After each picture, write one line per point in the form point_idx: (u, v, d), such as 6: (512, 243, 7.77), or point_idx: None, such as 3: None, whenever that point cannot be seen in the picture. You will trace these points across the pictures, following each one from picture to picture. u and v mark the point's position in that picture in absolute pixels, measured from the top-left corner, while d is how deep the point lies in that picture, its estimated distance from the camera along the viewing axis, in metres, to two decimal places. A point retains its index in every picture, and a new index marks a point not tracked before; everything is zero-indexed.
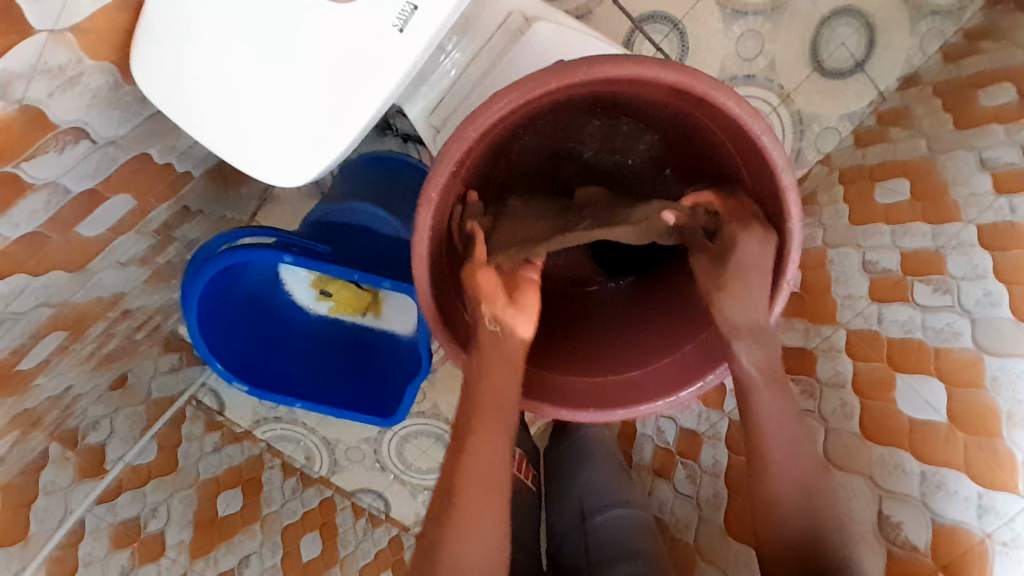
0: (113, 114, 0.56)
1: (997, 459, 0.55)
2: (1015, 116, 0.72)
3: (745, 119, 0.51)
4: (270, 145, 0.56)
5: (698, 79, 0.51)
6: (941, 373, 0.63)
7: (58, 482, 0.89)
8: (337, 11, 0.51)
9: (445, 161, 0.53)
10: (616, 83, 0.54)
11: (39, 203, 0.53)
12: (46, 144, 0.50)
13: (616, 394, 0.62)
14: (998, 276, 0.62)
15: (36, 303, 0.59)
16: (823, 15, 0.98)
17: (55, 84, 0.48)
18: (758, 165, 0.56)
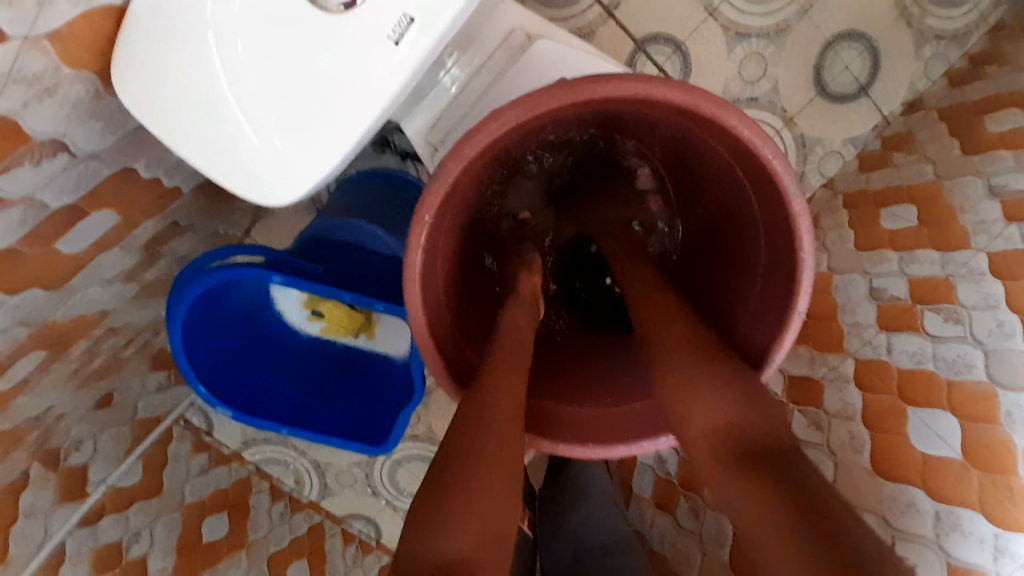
0: (95, 126, 0.54)
1: (1012, 497, 0.52)
2: (1019, 143, 0.70)
3: (755, 142, 0.50)
4: (259, 159, 0.54)
5: (705, 99, 0.49)
6: (954, 407, 0.60)
7: (37, 505, 0.86)
8: (333, 22, 0.49)
9: (442, 180, 0.51)
10: (621, 102, 0.53)
11: (14, 218, 0.50)
12: (21, 157, 0.48)
13: (617, 428, 0.58)
14: (1011, 306, 0.60)
15: (15, 321, 0.57)
16: (827, 39, 0.97)
17: (31, 94, 0.46)
18: (765, 187, 0.54)
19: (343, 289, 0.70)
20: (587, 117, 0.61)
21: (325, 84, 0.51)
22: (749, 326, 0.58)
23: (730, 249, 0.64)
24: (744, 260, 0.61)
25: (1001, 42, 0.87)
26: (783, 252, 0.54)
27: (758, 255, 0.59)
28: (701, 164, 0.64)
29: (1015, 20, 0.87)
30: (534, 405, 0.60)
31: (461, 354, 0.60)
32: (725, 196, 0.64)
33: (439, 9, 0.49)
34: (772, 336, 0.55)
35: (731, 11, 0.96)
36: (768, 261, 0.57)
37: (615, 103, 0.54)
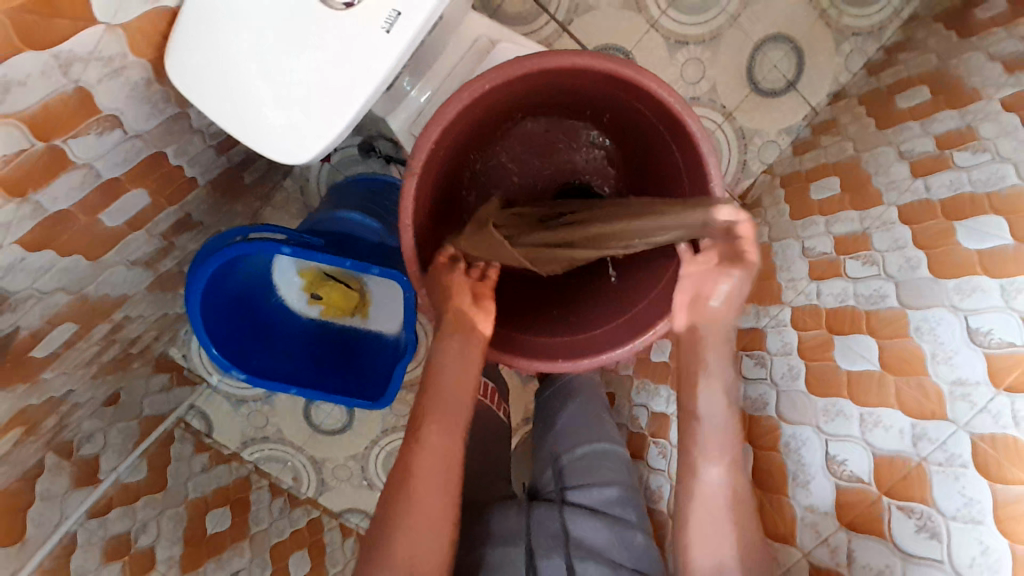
0: (144, 109, 0.62)
1: (925, 394, 0.62)
2: (927, 112, 0.84)
3: (665, 97, 0.62)
4: (281, 133, 0.63)
5: (629, 66, 0.62)
6: (873, 330, 0.71)
7: (52, 490, 0.90)
8: (337, 18, 0.60)
9: (426, 139, 0.63)
10: (560, 76, 0.65)
11: (74, 182, 0.58)
12: (88, 127, 0.56)
13: (584, 347, 0.71)
14: (917, 244, 0.72)
15: (58, 287, 0.65)
16: (756, 42, 1.11)
17: (105, 73, 0.55)
18: (683, 147, 0.66)
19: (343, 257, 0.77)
20: (543, 99, 0.73)
21: (330, 68, 0.61)
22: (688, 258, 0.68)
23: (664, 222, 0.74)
24: None
25: (915, 31, 1.02)
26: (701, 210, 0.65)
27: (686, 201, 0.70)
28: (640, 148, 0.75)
29: (924, 17, 1.03)
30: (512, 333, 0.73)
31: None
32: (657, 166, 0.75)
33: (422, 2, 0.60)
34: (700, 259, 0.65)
35: (670, 23, 1.10)
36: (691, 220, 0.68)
37: (562, 79, 0.67)
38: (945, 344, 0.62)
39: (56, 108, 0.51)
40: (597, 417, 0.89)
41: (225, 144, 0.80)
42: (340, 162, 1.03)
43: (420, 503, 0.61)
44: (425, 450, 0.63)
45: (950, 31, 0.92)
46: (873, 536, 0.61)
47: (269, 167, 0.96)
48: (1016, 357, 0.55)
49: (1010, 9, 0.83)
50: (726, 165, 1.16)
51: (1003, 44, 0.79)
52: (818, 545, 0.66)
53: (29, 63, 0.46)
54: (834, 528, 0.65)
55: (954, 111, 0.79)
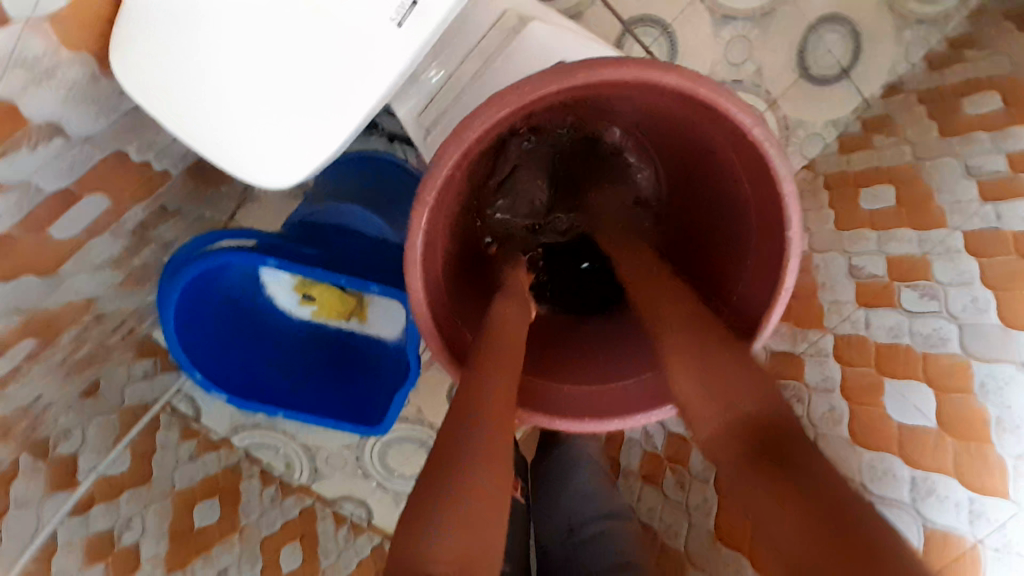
0: (89, 109, 0.54)
1: (989, 465, 0.55)
2: (999, 124, 0.73)
3: (745, 124, 0.51)
4: (258, 133, 0.55)
5: (703, 82, 0.50)
6: (930, 378, 0.63)
7: (28, 493, 0.85)
8: (335, 3, 0.51)
9: (441, 162, 0.51)
10: (618, 87, 0.53)
11: (9, 202, 0.50)
12: (18, 141, 0.48)
13: (614, 403, 0.61)
14: (986, 282, 0.63)
15: (6, 309, 0.57)
16: (810, 21, 0.99)
17: (30, 78, 0.47)
18: (758, 176, 0.56)
19: (336, 273, 0.70)
20: (590, 103, 0.63)
21: (328, 67, 0.53)
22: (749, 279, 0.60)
23: (715, 252, 0.66)
24: (732, 241, 0.63)
25: (985, 22, 0.90)
26: (769, 262, 0.57)
27: (747, 231, 0.61)
28: (700, 165, 0.66)
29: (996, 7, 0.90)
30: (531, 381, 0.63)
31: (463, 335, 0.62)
32: (713, 181, 0.65)
33: None
34: (763, 312, 0.57)
35: None
36: (756, 258, 0.59)
37: (612, 88, 0.54)
38: (1013, 412, 0.55)
39: None
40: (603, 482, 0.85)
41: None
42: None
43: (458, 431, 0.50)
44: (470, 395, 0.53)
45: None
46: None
47: None
48: None
49: None
50: None
51: None
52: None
53: None
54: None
55: None
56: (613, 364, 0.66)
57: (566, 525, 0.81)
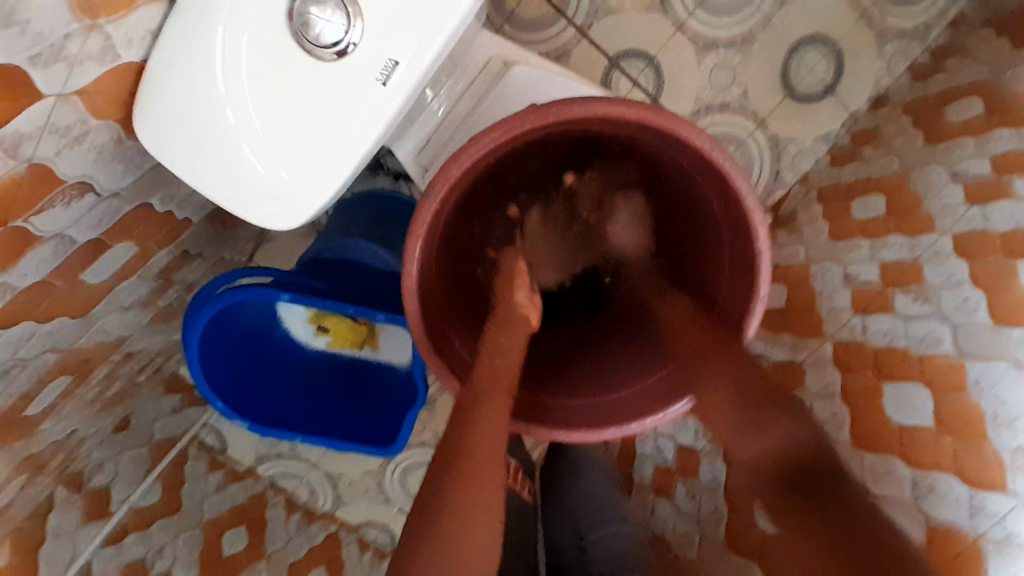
0: (118, 168, 0.59)
1: (985, 462, 0.55)
2: (981, 129, 0.75)
3: (708, 149, 0.54)
4: (261, 185, 0.59)
5: (662, 113, 0.53)
6: (927, 377, 0.64)
7: (64, 526, 0.89)
8: (328, 68, 0.55)
9: (430, 200, 0.56)
10: (586, 122, 0.57)
11: (47, 253, 0.55)
12: (53, 199, 0.52)
13: (613, 413, 0.63)
14: (976, 282, 0.65)
15: (43, 349, 0.61)
16: (791, 44, 1.01)
17: (63, 143, 0.51)
18: (725, 195, 0.58)
19: (346, 303, 0.74)
20: (568, 137, 0.66)
21: (323, 121, 0.57)
22: (729, 291, 0.63)
23: (700, 267, 0.69)
24: (711, 252, 0.66)
25: (962, 36, 0.92)
26: (743, 271, 0.59)
27: (723, 244, 0.63)
28: (680, 186, 0.69)
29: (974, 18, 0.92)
30: (531, 398, 0.65)
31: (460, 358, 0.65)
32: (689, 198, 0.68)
33: (419, 50, 0.55)
34: (739, 322, 0.60)
35: (699, 24, 1.01)
36: (733, 272, 0.62)
37: (583, 123, 0.58)
38: (1009, 407, 0.55)
39: (10, 189, 0.48)
40: (614, 493, 0.87)
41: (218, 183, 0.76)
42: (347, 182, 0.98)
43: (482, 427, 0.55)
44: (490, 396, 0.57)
45: (1002, 36, 0.82)
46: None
47: None
48: None
49: None
50: (757, 177, 1.08)
51: None
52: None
53: None
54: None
55: (1010, 131, 0.70)
56: (610, 374, 0.68)
57: (574, 529, 0.83)
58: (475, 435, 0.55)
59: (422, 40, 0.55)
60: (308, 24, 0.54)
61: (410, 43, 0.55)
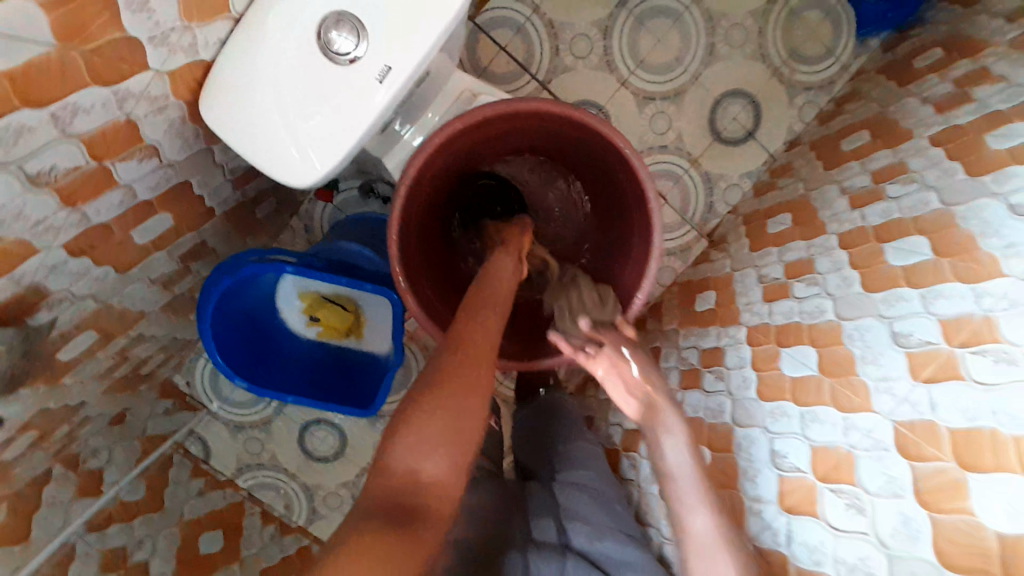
0: (180, 144, 0.65)
1: (854, 389, 0.67)
2: (865, 153, 0.96)
3: (611, 135, 0.74)
4: (301, 169, 0.63)
5: (577, 110, 0.73)
6: (814, 339, 0.78)
7: (58, 498, 0.95)
8: (343, 72, 0.61)
9: (411, 167, 0.73)
10: (519, 119, 0.77)
11: (116, 201, 0.60)
12: (132, 153, 0.58)
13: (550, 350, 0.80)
14: (854, 264, 0.80)
15: (87, 296, 0.66)
16: (716, 97, 1.22)
17: (150, 109, 0.57)
18: (627, 173, 0.77)
19: (340, 275, 0.87)
20: (508, 140, 0.85)
21: (342, 118, 0.62)
22: (637, 252, 0.80)
23: (619, 243, 0.86)
24: (625, 230, 0.84)
25: (860, 82, 1.15)
26: (644, 232, 0.77)
27: (631, 219, 0.82)
28: (600, 182, 0.87)
29: (871, 65, 1.16)
30: None
31: (425, 297, 0.79)
32: (606, 190, 0.87)
33: (409, 53, 0.60)
34: (643, 273, 0.77)
35: (639, 81, 1.21)
36: (639, 235, 0.79)
37: (524, 121, 0.78)
38: (871, 349, 0.68)
39: (111, 133, 0.54)
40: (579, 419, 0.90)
41: (241, 179, 0.85)
42: (342, 203, 1.13)
43: (469, 351, 0.59)
44: (474, 329, 0.62)
45: (891, 80, 1.05)
46: (808, 516, 0.65)
47: (280, 202, 1.05)
48: (933, 354, 0.61)
49: (943, 57, 0.94)
50: (695, 208, 1.25)
51: (934, 88, 0.90)
52: (762, 530, 0.69)
53: (92, 95, 0.49)
54: (775, 513, 0.68)
55: (889, 150, 0.90)
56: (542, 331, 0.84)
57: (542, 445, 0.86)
58: (454, 400, 0.53)
59: (415, 46, 0.60)
60: (326, 38, 0.60)
61: (403, 51, 0.60)
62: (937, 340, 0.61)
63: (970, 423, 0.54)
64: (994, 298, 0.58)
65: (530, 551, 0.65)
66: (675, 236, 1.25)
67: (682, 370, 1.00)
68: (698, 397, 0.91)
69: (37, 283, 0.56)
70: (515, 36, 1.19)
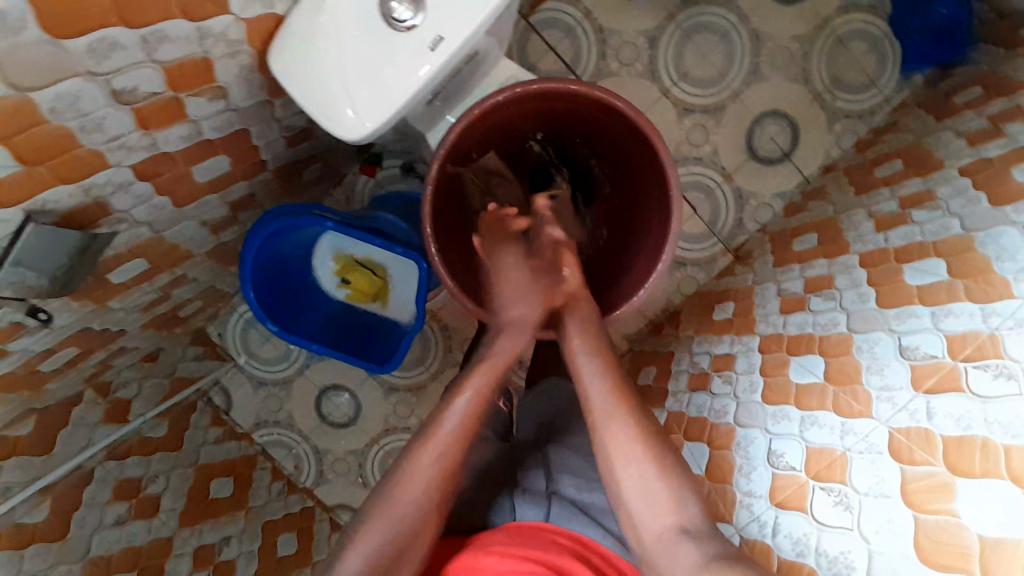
0: (246, 91, 0.71)
1: (856, 397, 0.68)
2: (897, 180, 0.96)
3: (640, 121, 0.79)
4: (346, 120, 0.68)
5: (612, 95, 0.79)
6: (822, 349, 0.79)
7: (87, 418, 1.03)
8: (398, 38, 0.65)
9: (452, 132, 0.79)
10: (556, 99, 0.83)
11: (184, 132, 0.66)
12: (204, 91, 0.64)
13: None
14: (871, 281, 0.81)
15: (144, 223, 0.73)
16: (756, 115, 1.24)
17: (226, 52, 0.63)
18: (654, 163, 0.82)
19: (374, 236, 0.92)
20: (543, 121, 0.91)
21: (390, 79, 0.66)
22: (656, 235, 0.84)
23: (639, 229, 0.91)
24: (645, 216, 0.89)
25: (901, 114, 1.16)
26: (663, 215, 0.82)
27: (652, 205, 0.87)
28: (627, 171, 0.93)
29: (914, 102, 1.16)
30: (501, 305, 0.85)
31: (451, 258, 0.84)
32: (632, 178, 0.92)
33: (461, 27, 0.64)
34: (658, 254, 0.82)
35: (681, 93, 1.25)
36: (659, 220, 0.84)
37: (561, 101, 0.84)
38: (876, 360, 0.69)
39: (189, 67, 0.60)
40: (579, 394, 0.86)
41: (294, 139, 0.91)
42: (383, 178, 1.18)
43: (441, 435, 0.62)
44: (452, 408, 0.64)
45: (932, 112, 1.06)
46: (797, 511, 0.67)
47: (326, 169, 1.11)
48: (936, 366, 0.62)
49: (981, 96, 0.94)
50: (724, 222, 1.27)
51: (971, 121, 0.91)
52: (751, 522, 0.72)
53: (179, 27, 0.55)
54: (765, 506, 0.70)
55: (919, 178, 0.91)
56: None
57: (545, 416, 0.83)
58: (407, 549, 0.57)
59: (466, 21, 0.64)
60: (388, 5, 0.64)
61: (455, 24, 0.64)
62: (941, 355, 0.62)
63: (964, 431, 0.56)
64: (1001, 318, 0.59)
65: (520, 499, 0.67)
66: (700, 247, 1.27)
67: (691, 373, 1.02)
68: (705, 398, 0.93)
69: (103, 196, 0.62)
70: (564, 38, 1.24)
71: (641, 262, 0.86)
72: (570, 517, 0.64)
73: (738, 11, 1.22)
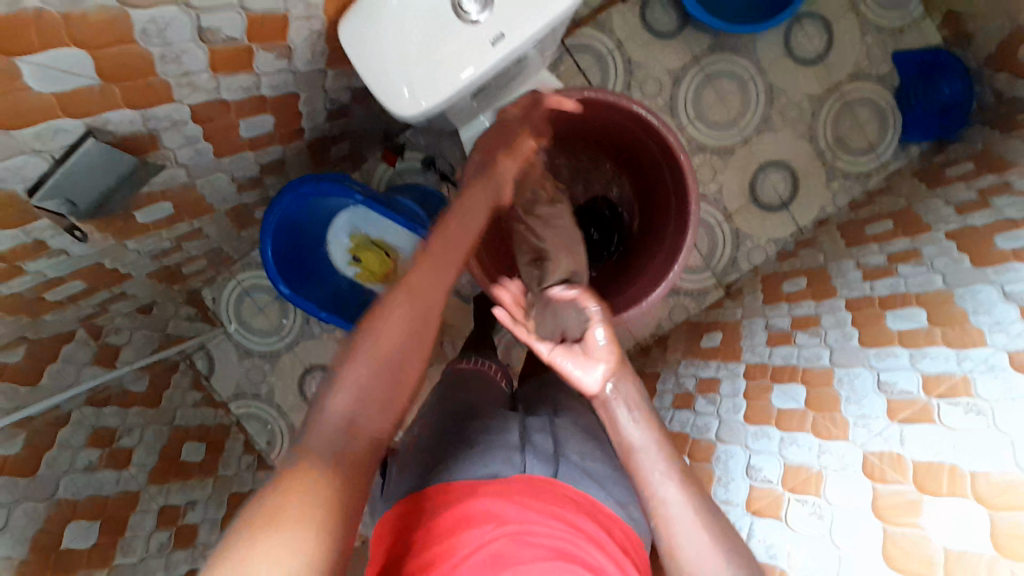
0: (307, 57, 0.75)
1: (833, 422, 0.73)
2: (885, 238, 1.03)
3: (671, 138, 0.87)
4: (399, 94, 0.72)
5: (649, 112, 0.87)
6: (805, 377, 0.84)
7: (75, 357, 1.02)
8: (462, 29, 0.70)
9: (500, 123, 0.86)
10: (597, 110, 0.91)
11: (246, 83, 0.69)
12: (273, 48, 0.68)
13: None
14: (855, 322, 0.87)
15: (184, 167, 0.75)
16: (762, 162, 1.32)
17: (302, 15, 0.67)
18: (678, 178, 0.90)
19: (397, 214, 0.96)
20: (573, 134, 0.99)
21: (448, 63, 0.71)
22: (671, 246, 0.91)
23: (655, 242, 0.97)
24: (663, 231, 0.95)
25: (896, 181, 1.25)
26: (681, 228, 0.89)
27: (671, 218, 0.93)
28: (653, 191, 1.00)
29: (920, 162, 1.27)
30: None
31: None
32: (656, 197, 0.99)
33: (523, 28, 0.69)
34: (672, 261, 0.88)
35: (694, 131, 1.32)
36: (676, 231, 0.90)
37: (602, 112, 0.92)
38: (856, 392, 0.74)
39: (269, 23, 0.64)
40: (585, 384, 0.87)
41: (333, 114, 0.94)
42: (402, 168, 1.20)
43: (379, 343, 0.53)
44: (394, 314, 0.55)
45: (923, 183, 1.14)
46: (769, 518, 0.71)
47: (351, 151, 1.14)
48: (911, 401, 0.67)
49: (973, 170, 1.04)
50: (719, 257, 1.33)
51: (961, 193, 0.98)
52: None
53: None
54: (740, 514, 0.75)
55: (908, 237, 0.98)
56: None
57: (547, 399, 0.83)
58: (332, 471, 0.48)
59: (527, 22, 0.69)
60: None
61: (518, 24, 0.69)
62: (916, 392, 0.67)
63: (933, 456, 0.60)
64: (973, 361, 0.64)
65: (527, 453, 0.64)
66: (696, 278, 1.33)
67: (677, 394, 1.06)
68: (689, 416, 0.98)
69: (158, 131, 0.65)
70: (594, 63, 1.30)
71: (654, 269, 0.92)
72: (577, 479, 0.63)
73: (757, 64, 1.30)
